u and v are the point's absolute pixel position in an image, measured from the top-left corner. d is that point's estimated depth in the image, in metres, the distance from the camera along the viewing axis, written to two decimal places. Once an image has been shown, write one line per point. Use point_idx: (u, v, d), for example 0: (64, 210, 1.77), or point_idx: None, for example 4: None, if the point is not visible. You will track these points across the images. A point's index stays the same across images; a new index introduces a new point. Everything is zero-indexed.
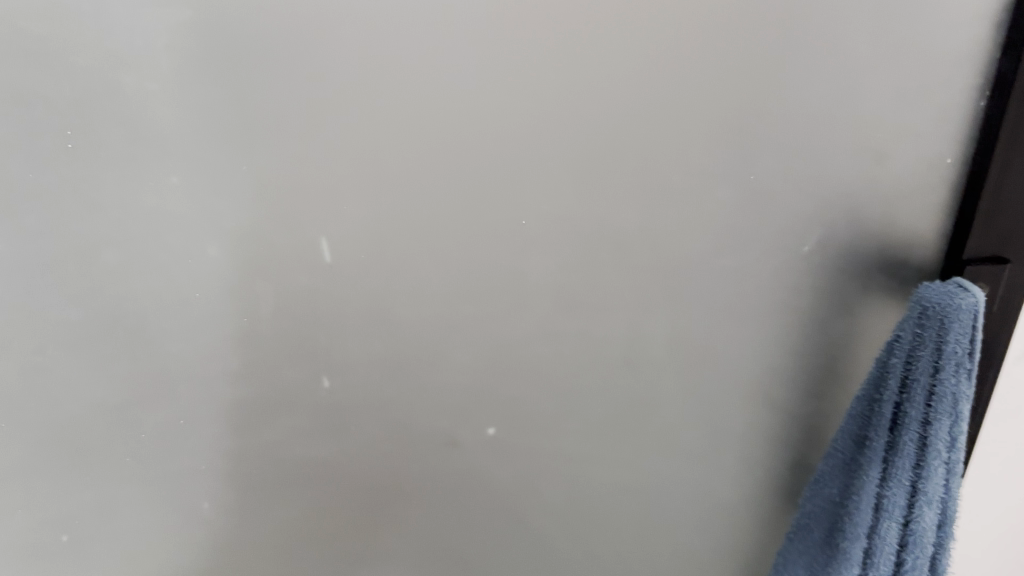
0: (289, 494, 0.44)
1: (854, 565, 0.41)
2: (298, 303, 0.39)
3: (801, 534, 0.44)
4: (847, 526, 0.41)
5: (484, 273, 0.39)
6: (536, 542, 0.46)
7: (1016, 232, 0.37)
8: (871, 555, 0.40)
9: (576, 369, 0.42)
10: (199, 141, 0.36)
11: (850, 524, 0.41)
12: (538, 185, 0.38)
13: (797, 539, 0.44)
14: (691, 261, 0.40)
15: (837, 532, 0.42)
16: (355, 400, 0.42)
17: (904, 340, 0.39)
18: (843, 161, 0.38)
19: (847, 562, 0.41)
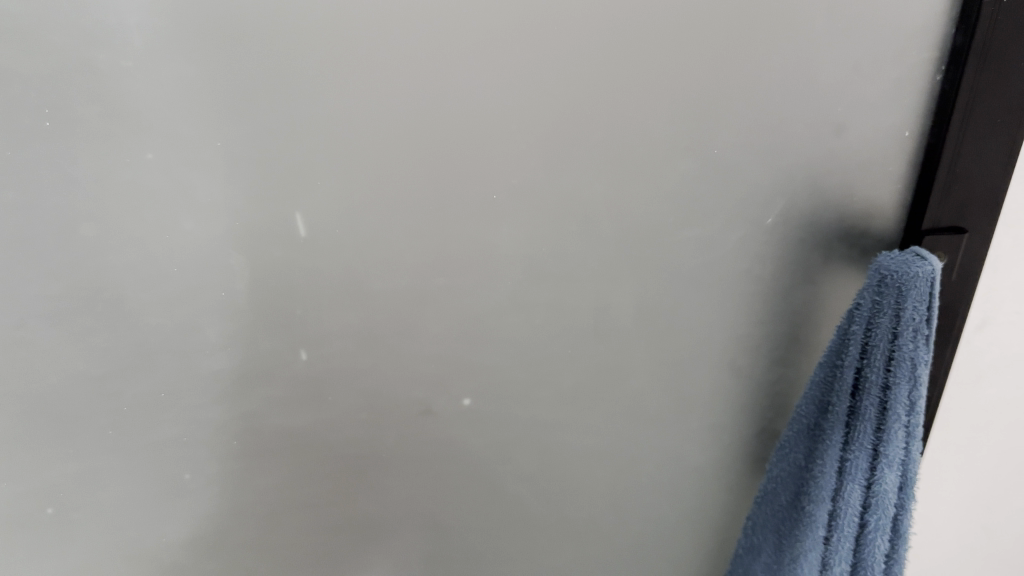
0: (259, 471, 0.42)
1: (820, 527, 0.42)
2: (272, 279, 0.37)
3: (770, 498, 0.46)
4: (814, 488, 0.43)
5: (455, 247, 0.38)
6: (515, 506, 0.47)
7: (972, 202, 0.38)
8: (836, 517, 0.41)
9: (549, 339, 0.42)
10: (182, 118, 0.33)
11: (816, 488, 0.42)
12: (507, 155, 0.37)
13: (766, 503, 0.46)
14: (660, 231, 0.40)
15: (803, 496, 0.44)
16: (324, 373, 0.40)
17: (864, 308, 0.39)
18: (803, 135, 0.39)
19: (814, 523, 0.42)
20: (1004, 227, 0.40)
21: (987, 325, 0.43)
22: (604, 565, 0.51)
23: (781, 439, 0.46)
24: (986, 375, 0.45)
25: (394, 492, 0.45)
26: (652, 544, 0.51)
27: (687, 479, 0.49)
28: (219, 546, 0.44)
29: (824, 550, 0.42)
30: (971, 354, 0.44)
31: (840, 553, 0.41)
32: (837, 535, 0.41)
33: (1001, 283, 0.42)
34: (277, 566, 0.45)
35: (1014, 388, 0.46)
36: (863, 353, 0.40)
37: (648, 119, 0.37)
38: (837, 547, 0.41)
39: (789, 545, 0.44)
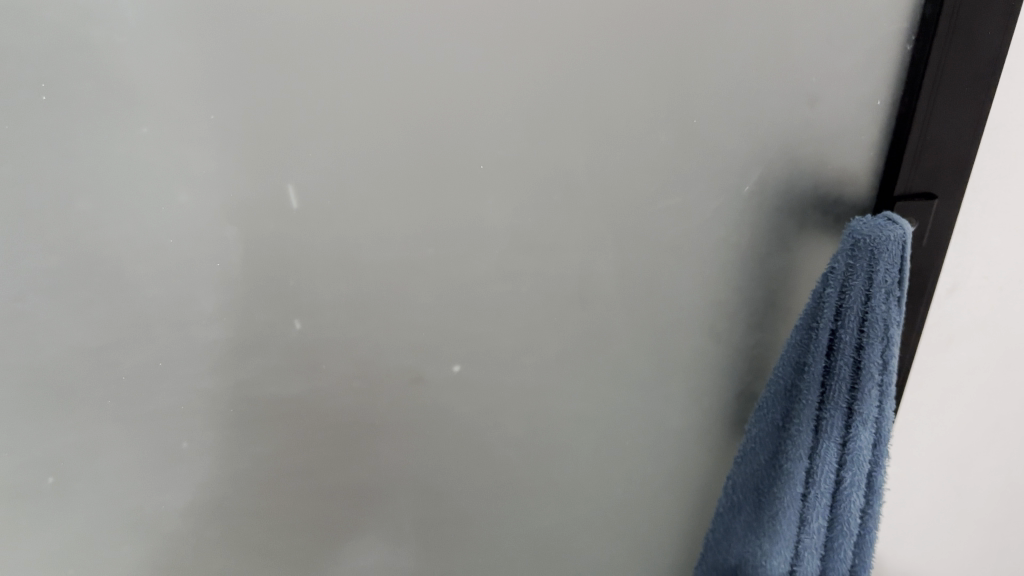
0: (255, 439, 0.43)
1: (797, 484, 0.44)
2: (265, 250, 0.38)
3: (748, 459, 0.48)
4: (790, 447, 0.44)
5: (445, 217, 0.40)
6: (503, 468, 0.49)
7: (941, 168, 0.40)
8: (813, 474, 0.43)
9: (535, 306, 0.43)
10: (175, 92, 0.34)
11: (792, 447, 0.44)
12: (492, 127, 0.38)
13: (745, 462, 0.48)
14: (641, 200, 0.42)
15: (781, 455, 0.46)
16: (317, 343, 0.41)
17: (838, 271, 0.40)
18: (778, 103, 0.40)
19: (791, 481, 0.44)
20: (971, 194, 0.41)
21: (956, 289, 0.45)
22: (589, 525, 0.53)
23: (759, 401, 0.47)
24: (957, 337, 0.47)
25: (386, 458, 0.46)
26: (636, 503, 0.53)
27: (667, 439, 0.51)
28: (216, 515, 0.45)
29: (802, 507, 0.43)
30: (941, 317, 0.46)
31: (817, 509, 0.43)
32: (814, 492, 0.43)
33: (971, 248, 0.43)
34: (272, 532, 0.46)
35: (983, 350, 0.48)
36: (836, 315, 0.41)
37: (629, 90, 0.38)
38: (814, 504, 0.43)
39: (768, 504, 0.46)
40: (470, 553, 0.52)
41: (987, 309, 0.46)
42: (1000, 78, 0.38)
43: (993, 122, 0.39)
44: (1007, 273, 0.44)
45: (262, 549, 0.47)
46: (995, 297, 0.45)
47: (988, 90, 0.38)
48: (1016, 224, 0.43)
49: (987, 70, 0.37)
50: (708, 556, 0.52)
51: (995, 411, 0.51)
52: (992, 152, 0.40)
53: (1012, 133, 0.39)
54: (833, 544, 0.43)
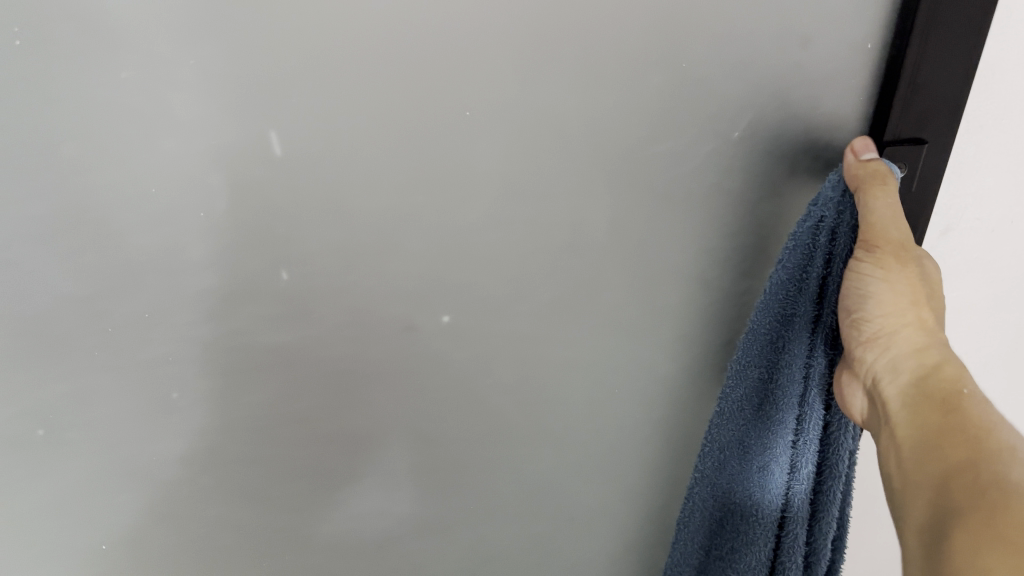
0: (248, 388, 0.43)
1: (787, 431, 0.46)
2: (251, 198, 0.37)
3: (730, 414, 0.49)
4: (779, 397, 0.46)
5: (433, 164, 0.39)
6: (494, 414, 0.49)
7: (931, 114, 0.41)
8: (803, 421, 0.45)
9: (526, 254, 0.43)
10: (159, 31, 0.33)
11: (781, 396, 0.46)
12: (482, 71, 0.37)
13: (729, 415, 0.49)
14: (632, 146, 0.41)
15: (768, 405, 0.47)
16: (307, 293, 0.41)
17: (828, 219, 0.43)
18: (769, 47, 0.40)
19: (781, 430, 0.46)
20: (965, 135, 0.41)
21: (949, 231, 0.45)
22: (582, 471, 0.54)
23: (738, 354, 0.49)
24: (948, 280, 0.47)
25: (379, 404, 0.46)
26: (626, 448, 0.54)
27: (657, 384, 0.51)
28: (210, 462, 0.45)
29: (792, 454, 0.46)
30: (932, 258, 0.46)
31: (806, 455, 0.46)
32: (803, 439, 0.46)
33: (963, 190, 0.43)
34: (266, 477, 0.47)
35: (972, 291, 0.48)
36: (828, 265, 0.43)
37: (621, 31, 0.38)
38: (803, 451, 0.46)
39: (755, 453, 0.48)
40: (464, 499, 0.53)
41: (978, 250, 0.46)
42: (998, 18, 0.38)
43: (991, 63, 0.39)
44: (999, 216, 0.45)
45: (257, 496, 0.47)
46: (987, 239, 0.46)
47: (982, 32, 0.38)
48: (1012, 166, 0.42)
49: (977, 14, 0.38)
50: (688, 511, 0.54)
51: (984, 350, 0.52)
52: (989, 95, 0.40)
53: (1010, 74, 0.39)
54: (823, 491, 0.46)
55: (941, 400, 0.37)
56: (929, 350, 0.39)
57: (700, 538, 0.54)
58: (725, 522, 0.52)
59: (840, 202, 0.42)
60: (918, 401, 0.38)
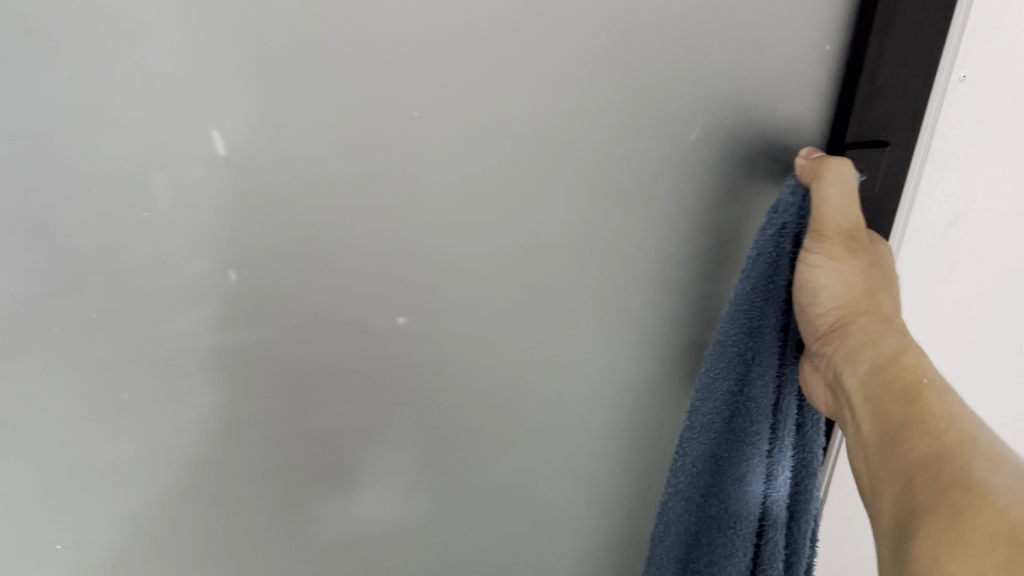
0: (198, 391, 0.42)
1: (762, 441, 0.48)
2: (195, 198, 0.37)
3: (702, 429, 0.49)
4: (752, 409, 0.47)
5: (381, 165, 0.38)
6: (455, 418, 0.48)
7: (891, 115, 0.41)
8: (779, 428, 0.48)
9: (482, 256, 0.43)
10: (94, 31, 0.32)
11: (754, 407, 0.47)
12: (428, 70, 0.36)
13: (698, 434, 0.49)
14: (587, 147, 0.41)
15: (739, 418, 0.48)
16: (257, 294, 0.40)
17: (791, 227, 0.43)
18: (723, 47, 0.40)
19: (756, 442, 0.48)
20: (974, 125, 0.41)
21: (958, 221, 0.44)
22: (550, 473, 0.53)
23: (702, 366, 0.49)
24: (956, 269, 0.46)
25: (335, 406, 0.45)
26: (593, 451, 0.53)
27: (621, 386, 0.51)
28: (163, 465, 0.44)
29: (768, 462, 0.48)
30: (939, 249, 0.45)
31: (783, 461, 0.48)
32: (780, 445, 0.48)
33: (973, 179, 0.43)
34: (221, 482, 0.46)
35: (979, 283, 0.47)
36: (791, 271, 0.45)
37: (575, 31, 0.37)
38: (779, 458, 0.48)
39: (730, 466, 0.49)
40: (428, 504, 0.52)
41: (988, 242, 0.45)
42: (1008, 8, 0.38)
43: (1003, 56, 0.39)
44: (1007, 207, 0.44)
45: (213, 501, 0.47)
46: (995, 229, 0.45)
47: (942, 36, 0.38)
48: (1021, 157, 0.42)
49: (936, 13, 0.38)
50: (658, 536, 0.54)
51: (988, 342, 0.51)
52: (1001, 87, 0.40)
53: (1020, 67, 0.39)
54: (800, 490, 0.48)
55: (899, 390, 0.38)
56: (886, 339, 0.40)
57: (675, 555, 0.54)
58: (699, 536, 0.53)
59: (800, 207, 0.43)
60: (878, 391, 0.39)
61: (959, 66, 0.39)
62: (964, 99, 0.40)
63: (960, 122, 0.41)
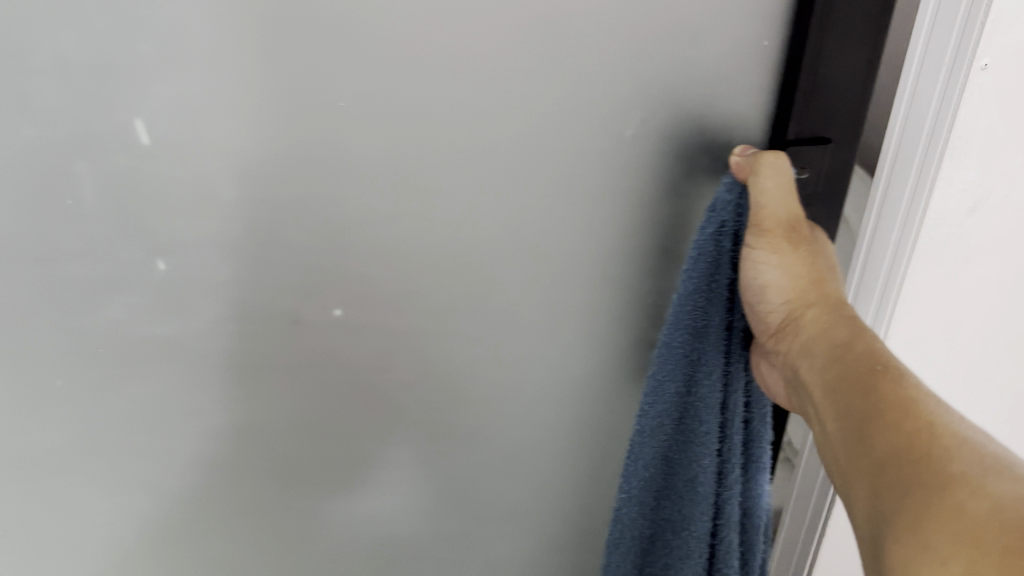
0: (131, 379, 0.42)
1: (711, 442, 0.47)
2: (117, 186, 0.37)
3: (652, 433, 0.48)
4: (700, 410, 0.47)
5: (308, 156, 0.38)
6: (395, 413, 0.48)
7: (833, 114, 0.41)
8: (728, 427, 0.47)
9: (417, 250, 0.42)
10: (9, 17, 0.33)
11: (702, 408, 0.47)
12: (353, 62, 0.36)
13: (648, 436, 0.48)
14: (521, 142, 0.41)
15: (688, 419, 0.47)
16: (186, 284, 0.40)
17: (730, 226, 0.43)
18: (657, 43, 0.39)
19: (705, 443, 0.47)
20: (994, 113, 0.40)
21: (976, 208, 0.43)
22: (496, 472, 0.53)
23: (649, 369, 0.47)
24: (971, 257, 0.45)
25: (269, 400, 0.45)
26: (540, 449, 0.53)
27: (570, 383, 0.50)
28: (95, 454, 0.44)
29: (718, 462, 0.47)
30: (956, 238, 0.44)
31: (734, 460, 0.47)
32: (729, 444, 0.47)
33: (992, 166, 0.42)
34: (158, 472, 0.46)
35: (996, 272, 0.46)
36: (732, 268, 0.44)
37: (502, 23, 0.37)
38: (730, 457, 0.47)
39: (681, 466, 0.49)
40: (373, 500, 0.51)
41: (1005, 232, 0.44)
42: None
43: None
44: None
45: (150, 491, 0.47)
46: (1014, 217, 0.44)
47: (884, 35, 0.39)
48: None
49: (877, 14, 0.38)
50: (613, 540, 0.53)
51: (1003, 335, 0.49)
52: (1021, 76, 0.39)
53: None
54: (752, 486, 0.48)
55: (855, 378, 0.37)
56: (837, 327, 0.40)
57: (632, 562, 0.53)
58: (654, 540, 0.52)
59: (737, 205, 0.43)
60: (835, 381, 0.38)
61: (983, 54, 0.38)
62: (984, 87, 0.39)
63: (981, 110, 0.40)
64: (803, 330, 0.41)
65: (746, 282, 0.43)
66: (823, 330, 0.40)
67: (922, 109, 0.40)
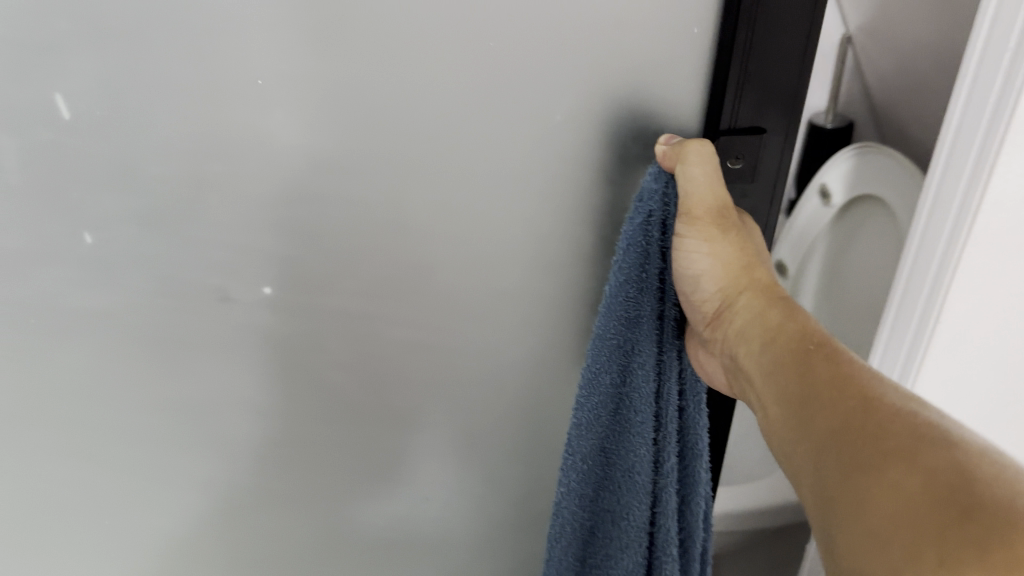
0: (63, 352, 0.43)
1: (646, 431, 0.46)
2: (41, 160, 0.38)
3: (589, 426, 0.47)
4: (634, 400, 0.46)
5: (228, 133, 0.39)
6: (331, 394, 0.48)
7: (768, 106, 0.41)
8: (663, 416, 0.46)
9: (345, 228, 0.43)
10: None
11: (636, 397, 0.45)
12: (270, 39, 0.37)
13: (585, 429, 0.47)
14: (448, 124, 0.41)
15: (623, 409, 0.46)
16: (113, 258, 0.41)
17: (658, 215, 0.42)
18: (581, 26, 0.39)
19: (640, 433, 0.46)
20: None
21: None
22: (435, 456, 0.53)
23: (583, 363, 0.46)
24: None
25: (201, 378, 0.46)
26: (484, 431, 0.53)
27: (512, 367, 0.50)
28: (29, 424, 0.46)
29: (655, 450, 0.47)
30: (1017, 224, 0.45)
31: (669, 449, 0.46)
32: (665, 433, 0.46)
33: None
34: (95, 443, 0.47)
35: None
36: (663, 258, 0.43)
37: (419, 4, 0.37)
38: (665, 445, 0.46)
39: (618, 457, 0.48)
40: (314, 478, 0.52)
41: None
42: None
43: None
44: None
45: (88, 461, 0.48)
46: None
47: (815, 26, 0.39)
48: None
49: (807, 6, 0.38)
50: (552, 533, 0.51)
51: None
52: None
53: None
54: (689, 473, 0.47)
55: (792, 362, 0.37)
56: (770, 311, 0.40)
57: (573, 555, 0.52)
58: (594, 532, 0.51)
59: (665, 194, 0.41)
60: (772, 365, 0.38)
61: None
62: None
63: None
64: (737, 319, 0.41)
65: (678, 273, 0.42)
66: (757, 317, 0.40)
67: (986, 93, 0.42)
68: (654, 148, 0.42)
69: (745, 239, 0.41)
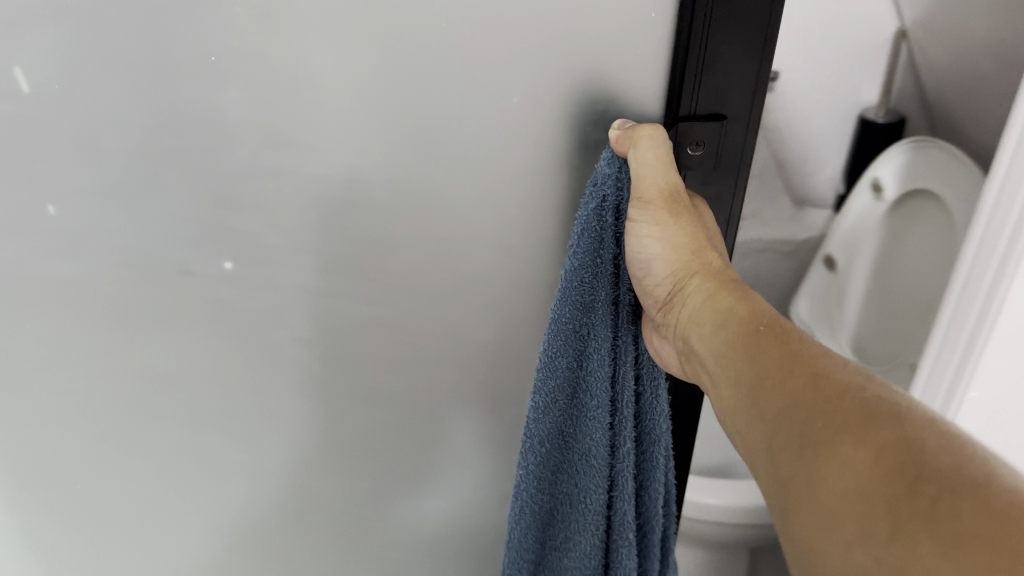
0: (40, 313, 0.46)
1: (602, 416, 0.46)
2: (7, 131, 0.40)
3: (546, 410, 0.46)
4: (590, 384, 0.45)
5: (182, 110, 0.40)
6: (293, 369, 0.50)
7: (728, 90, 0.40)
8: (619, 400, 0.46)
9: (302, 207, 0.44)
10: None
11: (592, 382, 0.45)
12: (220, 17, 0.37)
13: (542, 415, 0.46)
14: (401, 107, 0.41)
15: (579, 393, 0.46)
16: (77, 228, 0.43)
17: (611, 199, 0.41)
18: (533, 10, 0.38)
19: (595, 418, 0.46)
20: None
21: None
22: (400, 435, 0.53)
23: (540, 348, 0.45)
24: None
25: (167, 346, 0.48)
26: (451, 417, 0.53)
27: (478, 354, 0.50)
28: (9, 379, 0.49)
29: (611, 435, 0.46)
30: None
31: (625, 433, 0.46)
32: (620, 418, 0.46)
33: None
34: (73, 400, 0.50)
35: None
36: (617, 243, 0.43)
37: None
38: (621, 430, 0.46)
39: (574, 441, 0.48)
40: (281, 451, 0.53)
41: None
42: None
43: None
44: None
45: (65, 418, 0.51)
46: None
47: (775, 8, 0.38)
48: None
49: None
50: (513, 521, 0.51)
51: None
52: None
53: None
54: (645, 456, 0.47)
55: (742, 342, 0.37)
56: (719, 291, 0.40)
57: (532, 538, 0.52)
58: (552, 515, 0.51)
59: (618, 178, 0.41)
60: (723, 347, 0.38)
61: None
62: None
63: None
64: (689, 299, 0.40)
65: (632, 257, 0.42)
66: (708, 297, 0.40)
67: None
68: (609, 132, 0.41)
69: (697, 221, 0.41)
